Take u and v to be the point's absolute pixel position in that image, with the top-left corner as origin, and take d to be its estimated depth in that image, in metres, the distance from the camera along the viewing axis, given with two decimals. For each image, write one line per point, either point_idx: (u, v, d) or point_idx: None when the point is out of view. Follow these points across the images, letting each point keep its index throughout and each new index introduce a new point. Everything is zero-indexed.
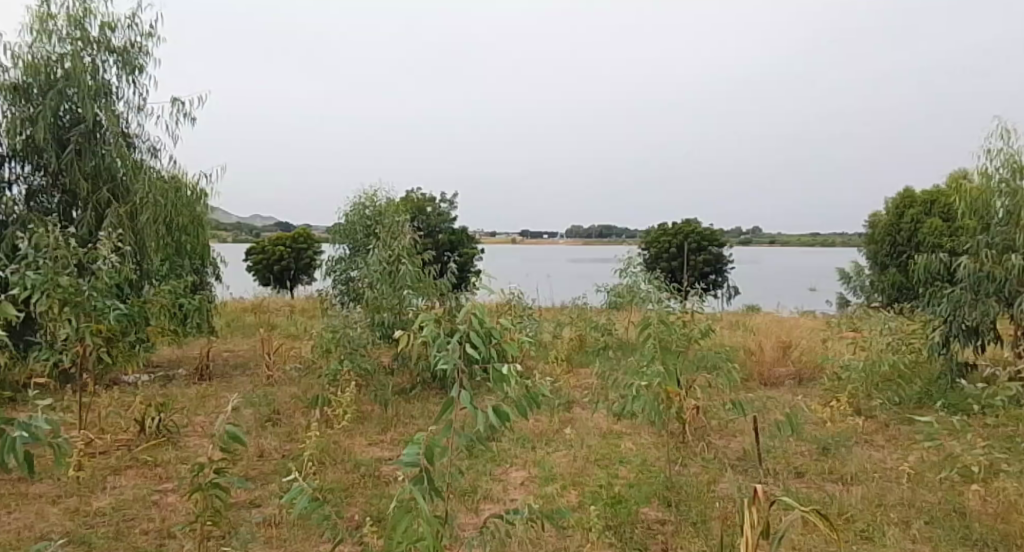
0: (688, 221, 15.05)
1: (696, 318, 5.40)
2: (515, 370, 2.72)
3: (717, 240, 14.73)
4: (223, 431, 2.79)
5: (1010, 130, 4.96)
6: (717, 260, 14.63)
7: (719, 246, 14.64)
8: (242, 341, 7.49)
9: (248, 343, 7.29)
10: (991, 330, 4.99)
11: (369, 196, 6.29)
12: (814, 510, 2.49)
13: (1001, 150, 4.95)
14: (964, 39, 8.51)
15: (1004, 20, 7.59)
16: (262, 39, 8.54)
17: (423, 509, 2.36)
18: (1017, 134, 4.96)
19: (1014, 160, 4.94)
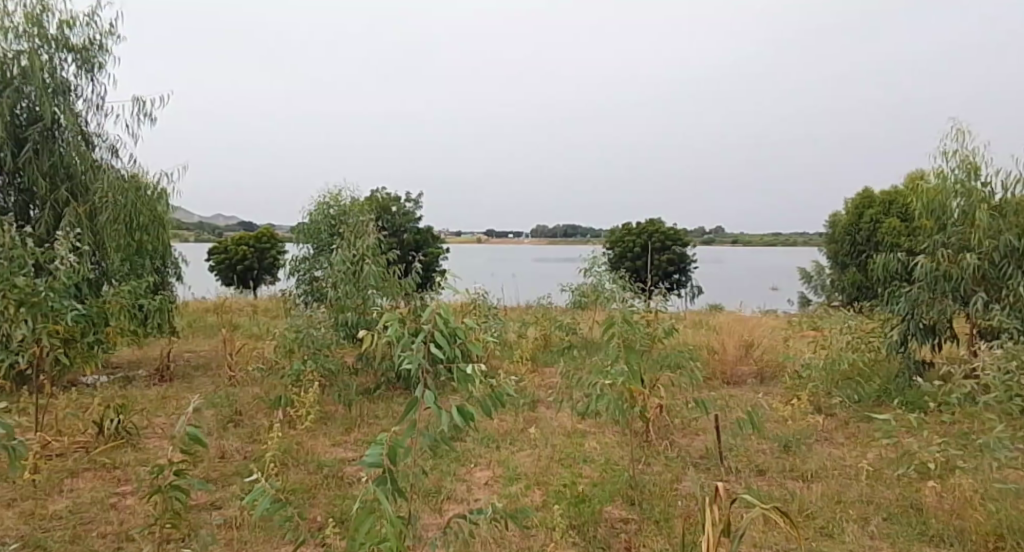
0: (651, 221, 15.13)
1: (660, 317, 5.48)
2: (480, 371, 2.84)
3: (682, 240, 14.90)
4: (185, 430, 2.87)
5: (965, 132, 5.08)
6: (681, 260, 14.75)
7: (683, 246, 14.79)
8: (204, 341, 7.44)
9: (210, 343, 7.26)
10: (948, 328, 5.16)
11: (334, 195, 6.25)
12: (776, 509, 2.61)
13: (957, 151, 5.05)
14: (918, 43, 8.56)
15: (964, 21, 7.70)
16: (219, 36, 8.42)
17: (386, 511, 2.50)
18: (972, 135, 5.06)
19: (969, 161, 5.05)
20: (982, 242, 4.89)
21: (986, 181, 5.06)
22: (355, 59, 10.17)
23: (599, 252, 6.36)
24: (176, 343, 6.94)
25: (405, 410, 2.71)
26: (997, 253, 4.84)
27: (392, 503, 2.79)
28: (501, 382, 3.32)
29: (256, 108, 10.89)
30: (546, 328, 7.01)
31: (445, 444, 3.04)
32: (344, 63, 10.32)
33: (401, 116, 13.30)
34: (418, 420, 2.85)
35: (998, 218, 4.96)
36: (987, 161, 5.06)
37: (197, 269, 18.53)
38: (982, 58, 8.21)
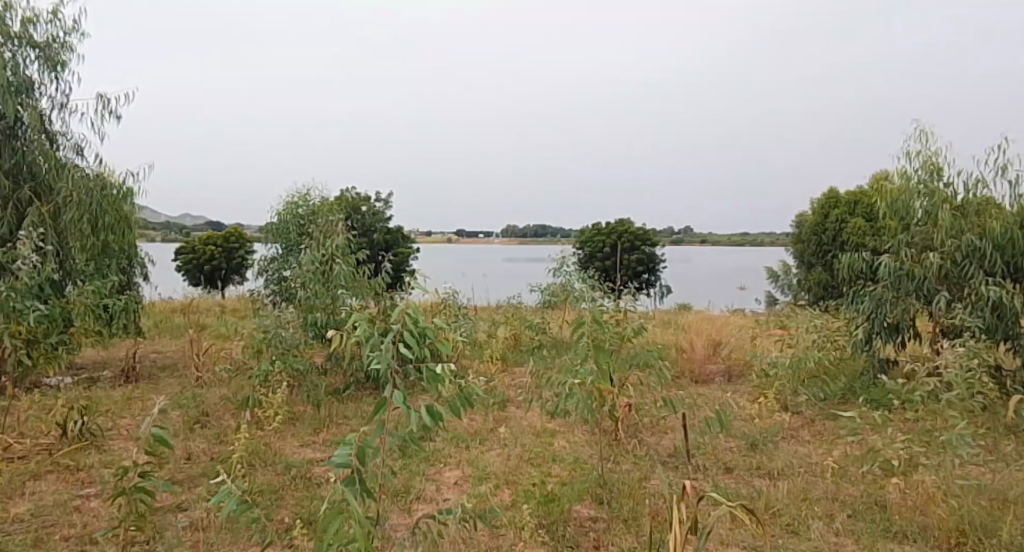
0: (620, 221, 15.27)
1: (630, 317, 5.61)
2: (448, 370, 2.80)
3: (650, 240, 15.04)
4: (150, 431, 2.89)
5: (927, 133, 5.21)
6: (649, 260, 14.94)
7: (651, 246, 14.95)
8: (170, 342, 7.41)
9: (177, 344, 7.23)
10: (911, 326, 5.28)
11: (302, 195, 6.22)
12: (740, 506, 2.71)
13: (920, 152, 5.18)
14: (884, 47, 8.69)
15: (929, 22, 7.84)
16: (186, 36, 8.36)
17: (355, 510, 2.49)
18: (934, 136, 5.20)
19: (931, 162, 5.19)
20: (944, 242, 5.01)
21: (948, 182, 5.20)
22: (321, 59, 10.18)
23: (568, 251, 6.39)
24: (142, 344, 6.90)
25: (374, 409, 2.70)
26: (958, 252, 4.96)
27: (361, 503, 2.78)
28: (469, 383, 3.29)
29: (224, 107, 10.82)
30: (516, 328, 7.05)
31: (416, 443, 3.02)
32: (316, 63, 10.30)
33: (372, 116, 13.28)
34: (386, 420, 2.81)
35: (959, 218, 5.06)
36: (948, 162, 5.20)
37: (166, 270, 18.33)
38: (951, 59, 8.34)
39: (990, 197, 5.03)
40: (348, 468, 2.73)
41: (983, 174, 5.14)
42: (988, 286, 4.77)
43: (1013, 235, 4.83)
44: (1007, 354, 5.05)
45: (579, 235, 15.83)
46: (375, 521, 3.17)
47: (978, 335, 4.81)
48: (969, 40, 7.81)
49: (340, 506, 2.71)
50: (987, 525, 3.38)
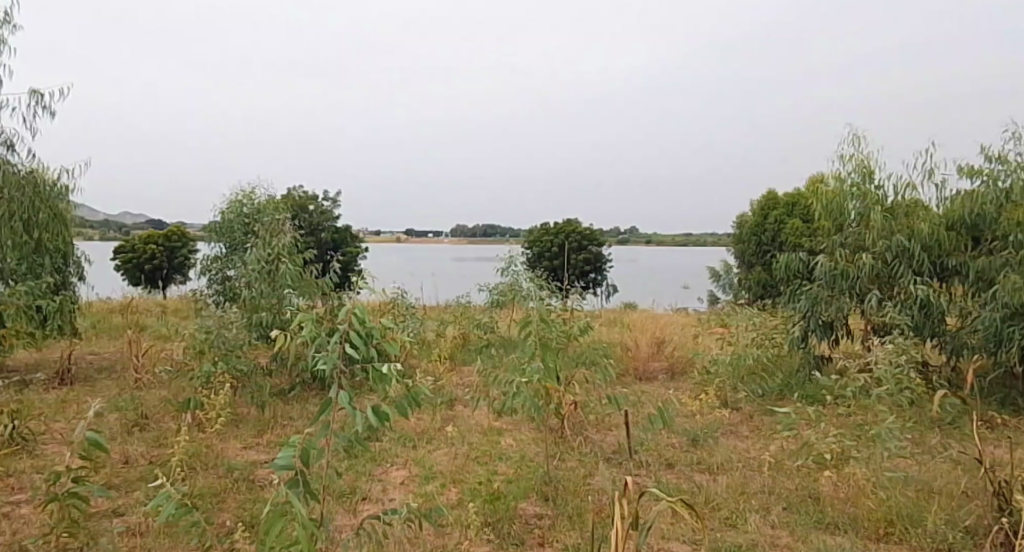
0: (568, 221, 15.44)
1: (575, 315, 5.91)
2: (395, 369, 2.70)
3: (598, 239, 15.30)
4: (83, 437, 2.69)
5: (860, 137, 5.46)
6: (596, 260, 15.21)
7: (599, 245, 15.24)
8: (107, 343, 7.27)
9: (114, 345, 7.10)
10: (844, 324, 5.53)
11: (247, 193, 6.13)
12: (683, 500, 2.46)
13: (853, 155, 5.45)
14: (821, 50, 9.15)
15: (861, 29, 8.30)
16: (141, 31, 8.27)
17: (298, 511, 2.41)
18: (866, 141, 5.47)
19: (863, 165, 5.46)
20: (875, 243, 5.25)
21: (879, 184, 5.48)
22: (281, 59, 10.37)
23: (516, 251, 6.45)
24: (77, 345, 6.76)
25: (319, 411, 2.56)
26: (889, 252, 5.21)
27: (304, 505, 2.70)
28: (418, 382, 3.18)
29: (172, 102, 10.65)
30: (464, 327, 7.28)
31: (362, 444, 2.93)
32: (275, 60, 10.37)
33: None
34: (331, 420, 2.70)
35: (890, 219, 5.32)
36: (879, 165, 5.46)
37: (102, 270, 17.70)
38: (890, 62, 8.77)
39: (918, 199, 5.31)
40: (290, 470, 2.62)
41: (911, 178, 5.44)
42: (916, 285, 5.04)
43: (940, 236, 5.11)
44: (933, 351, 5.34)
45: (528, 234, 15.90)
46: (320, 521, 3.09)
47: (907, 332, 5.06)
48: (901, 43, 8.29)
49: (284, 509, 2.63)
50: (913, 515, 3.41)
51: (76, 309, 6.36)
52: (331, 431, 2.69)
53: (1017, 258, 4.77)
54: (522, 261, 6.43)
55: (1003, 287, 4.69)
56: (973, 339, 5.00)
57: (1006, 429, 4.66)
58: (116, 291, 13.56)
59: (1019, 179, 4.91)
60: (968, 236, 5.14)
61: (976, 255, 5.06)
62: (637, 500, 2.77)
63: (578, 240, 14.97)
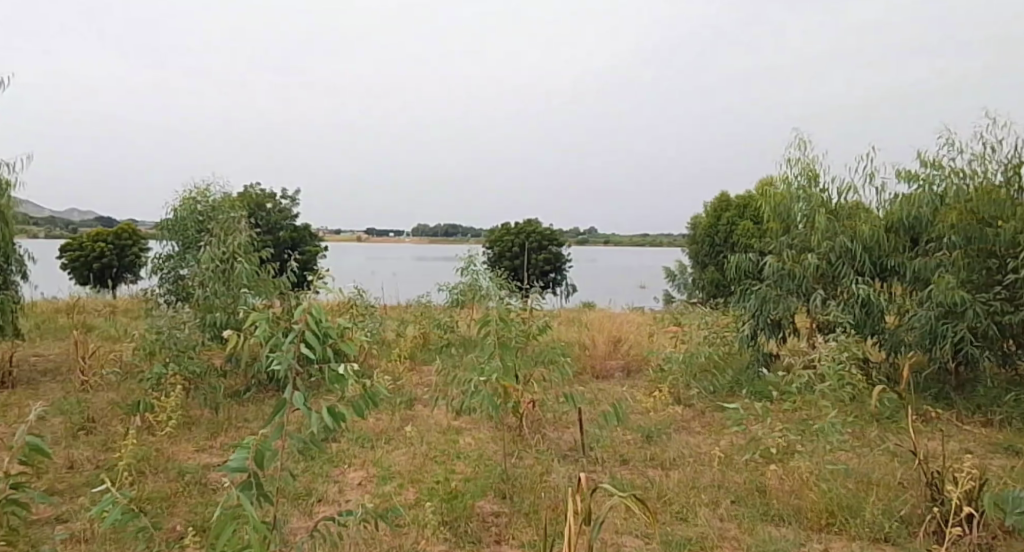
0: (527, 221, 15.50)
1: (534, 315, 6.02)
2: (352, 369, 2.67)
3: (557, 240, 15.48)
4: (23, 442, 2.58)
5: (806, 142, 5.67)
6: (555, 260, 15.38)
7: (558, 246, 15.40)
8: (52, 344, 7.04)
9: (60, 346, 6.89)
10: (790, 322, 5.75)
11: (201, 190, 6.01)
12: (633, 495, 2.47)
13: (799, 159, 5.66)
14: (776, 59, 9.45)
15: (811, 37, 8.62)
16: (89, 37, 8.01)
17: (250, 514, 2.35)
18: (812, 145, 5.68)
19: (809, 168, 5.68)
20: (820, 244, 5.48)
21: (824, 187, 5.69)
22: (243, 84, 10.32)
23: (476, 251, 6.49)
24: (21, 347, 6.53)
25: (273, 411, 2.51)
26: (833, 253, 5.43)
27: (259, 508, 2.67)
28: (376, 383, 3.14)
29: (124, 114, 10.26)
30: (424, 326, 7.32)
31: (318, 445, 2.90)
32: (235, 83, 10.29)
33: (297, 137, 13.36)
34: (285, 422, 2.65)
35: (834, 221, 5.55)
36: (824, 170, 5.69)
37: (45, 268, 17.08)
38: (840, 69, 9.05)
39: (860, 202, 5.53)
40: (244, 472, 2.58)
41: (854, 181, 5.63)
42: (858, 285, 5.28)
43: (879, 238, 5.34)
44: (873, 347, 5.57)
45: (488, 234, 15.94)
46: (275, 526, 3.03)
47: (849, 330, 5.29)
48: (850, 55, 8.64)
49: (236, 513, 2.57)
50: (852, 506, 3.51)
51: (17, 310, 6.14)
52: (286, 432, 2.61)
53: (950, 258, 5.00)
54: (481, 261, 6.47)
55: (938, 286, 4.94)
56: (910, 337, 5.23)
57: (938, 422, 4.90)
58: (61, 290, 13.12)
59: (952, 184, 5.15)
60: (907, 237, 5.35)
61: (913, 256, 5.28)
62: (590, 496, 2.77)
63: (538, 241, 15.08)
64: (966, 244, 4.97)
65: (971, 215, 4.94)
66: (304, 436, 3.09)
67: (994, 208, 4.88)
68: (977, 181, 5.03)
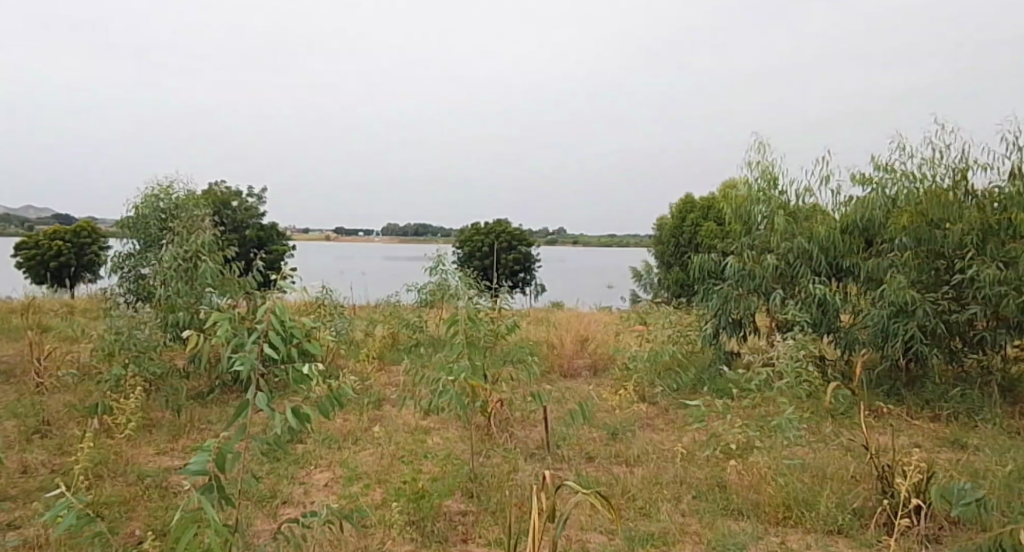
0: (497, 221, 15.54)
1: (502, 315, 6.08)
2: (316, 369, 2.65)
3: (527, 240, 15.56)
4: None
5: (765, 144, 5.81)
6: (525, 260, 15.48)
7: (528, 246, 15.48)
8: (6, 345, 6.84)
9: (14, 347, 6.70)
10: (751, 322, 5.91)
11: (163, 187, 5.89)
12: (596, 491, 2.52)
13: (759, 162, 5.81)
14: (746, 62, 9.67)
15: (778, 40, 8.85)
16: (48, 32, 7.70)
17: (210, 517, 2.32)
18: (772, 147, 5.82)
19: (768, 172, 5.84)
20: (778, 245, 5.64)
21: (783, 190, 5.85)
22: (223, 81, 10.22)
23: (445, 250, 6.49)
24: None
25: (236, 411, 2.47)
26: (790, 254, 5.59)
27: (220, 510, 2.63)
28: (341, 383, 3.11)
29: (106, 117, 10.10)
30: (393, 325, 7.32)
31: (281, 446, 2.87)
32: (211, 80, 10.05)
33: (273, 139, 13.22)
34: (246, 424, 2.61)
35: (792, 222, 5.69)
36: (783, 173, 5.85)
37: None
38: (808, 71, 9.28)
39: (817, 205, 5.67)
40: (205, 474, 2.55)
41: (810, 184, 5.78)
42: (814, 285, 5.44)
43: (834, 238, 5.48)
44: (830, 346, 5.74)
45: (459, 234, 15.95)
46: (239, 530, 2.99)
47: (806, 329, 5.45)
48: (818, 56, 8.85)
49: (197, 516, 2.53)
50: (808, 499, 3.59)
51: None
52: (247, 433, 2.56)
53: (902, 259, 5.17)
54: (450, 260, 6.47)
55: (889, 286, 5.10)
56: (863, 335, 5.40)
57: (890, 417, 5.07)
58: (17, 290, 12.76)
59: (903, 187, 5.31)
60: (862, 238, 5.49)
61: (868, 256, 5.43)
62: (554, 493, 2.79)
63: (507, 241, 15.14)
64: (916, 246, 5.14)
65: (921, 218, 5.11)
66: (266, 438, 3.07)
67: (941, 211, 5.05)
68: (926, 185, 5.19)
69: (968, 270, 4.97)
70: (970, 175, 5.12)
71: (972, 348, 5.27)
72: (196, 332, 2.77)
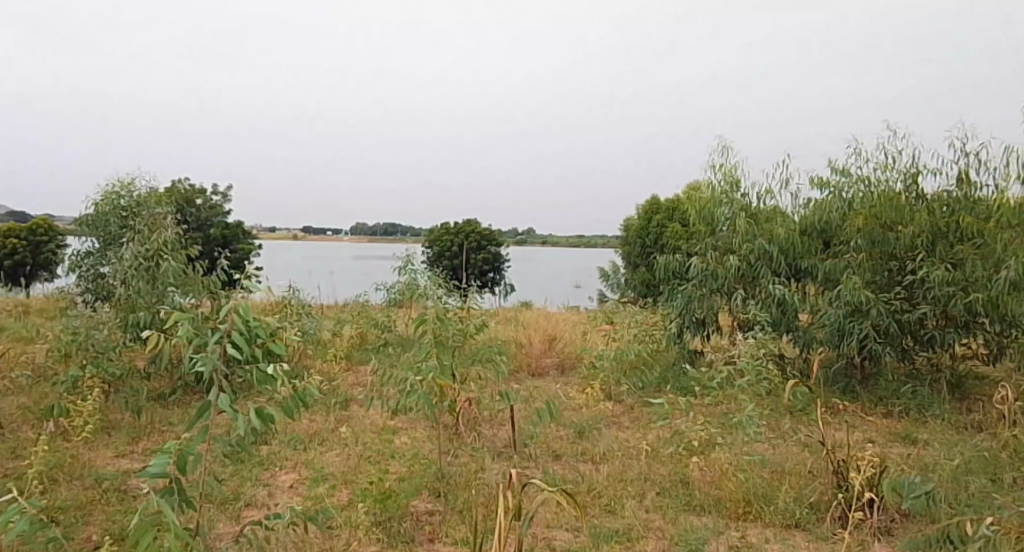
0: (466, 221, 15.56)
1: (470, 315, 6.11)
2: (280, 369, 2.61)
3: (496, 240, 15.59)
4: None
5: (728, 148, 5.95)
6: (494, 260, 15.50)
7: (497, 246, 15.51)
8: None
9: None
10: (714, 321, 6.04)
11: (125, 183, 5.79)
12: (563, 490, 2.52)
13: (721, 164, 5.95)
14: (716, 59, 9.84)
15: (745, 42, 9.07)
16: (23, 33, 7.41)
17: (171, 521, 2.27)
18: (734, 151, 5.96)
19: (731, 174, 5.98)
20: (741, 245, 5.77)
21: (744, 193, 6.00)
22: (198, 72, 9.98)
23: (414, 250, 6.47)
24: None
25: (196, 413, 2.41)
26: (751, 255, 5.71)
27: (181, 514, 2.59)
28: (306, 384, 3.07)
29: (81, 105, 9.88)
30: (361, 325, 7.28)
31: (244, 447, 2.83)
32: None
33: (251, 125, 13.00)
34: (207, 425, 2.56)
35: (754, 224, 5.83)
36: (744, 176, 6.00)
37: None
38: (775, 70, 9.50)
39: (777, 207, 5.82)
40: (166, 477, 2.50)
41: (771, 186, 5.94)
42: (774, 285, 5.57)
43: (793, 240, 5.61)
44: (789, 344, 5.89)
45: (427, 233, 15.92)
46: (199, 534, 2.92)
47: (766, 328, 5.60)
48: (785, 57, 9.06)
49: (155, 520, 2.47)
50: (767, 494, 3.68)
51: None
52: (210, 435, 2.51)
53: (857, 260, 5.32)
54: (419, 260, 6.46)
55: (846, 286, 5.24)
56: (820, 333, 5.54)
57: (845, 414, 5.21)
58: None
59: (858, 190, 5.48)
60: (820, 240, 5.63)
61: (825, 257, 5.57)
62: (519, 492, 2.78)
63: (477, 241, 15.15)
64: (871, 247, 5.29)
65: (876, 219, 5.26)
66: (228, 440, 3.02)
67: (895, 214, 5.21)
68: (880, 188, 5.37)
69: (919, 270, 5.15)
70: (921, 179, 5.31)
71: (923, 347, 5.44)
72: (157, 335, 2.66)
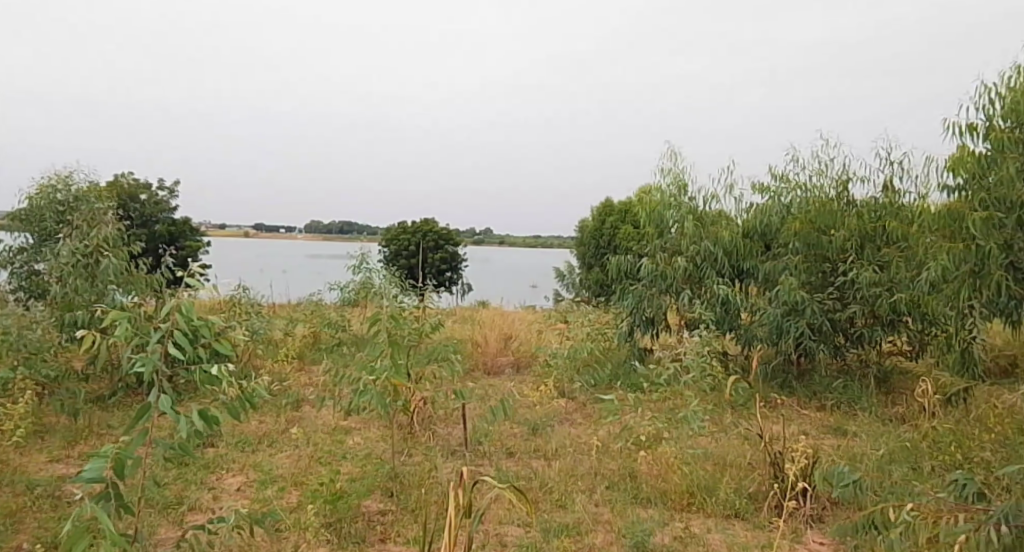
0: (424, 220, 15.54)
1: (425, 314, 6.14)
2: (225, 370, 2.58)
3: (453, 239, 15.61)
4: None
5: (676, 153, 6.13)
6: (450, 259, 15.52)
7: (454, 245, 15.54)
8: None
9: None
10: (662, 319, 6.23)
11: (62, 178, 5.65)
12: (513, 486, 2.56)
13: (670, 169, 6.13)
14: None
15: None
16: None
17: (106, 525, 2.23)
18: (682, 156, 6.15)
19: (678, 178, 6.17)
20: (687, 247, 5.98)
21: (691, 197, 6.18)
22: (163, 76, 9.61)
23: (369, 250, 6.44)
24: None
25: (135, 415, 2.38)
26: (698, 256, 5.94)
27: (117, 518, 2.54)
28: (255, 383, 3.06)
29: None
30: (315, 324, 7.24)
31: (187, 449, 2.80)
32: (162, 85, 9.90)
33: None
34: (147, 426, 2.53)
35: (700, 227, 6.03)
36: (691, 180, 6.19)
37: None
38: None
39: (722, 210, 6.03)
40: (103, 480, 2.46)
41: (716, 191, 6.15)
42: (718, 286, 5.80)
43: (736, 243, 5.83)
44: (732, 342, 6.12)
45: (384, 232, 15.83)
46: (139, 538, 2.87)
47: (710, 326, 5.81)
48: None
49: (89, 525, 2.43)
50: (708, 486, 3.83)
51: None
52: (149, 437, 2.47)
53: (794, 262, 5.54)
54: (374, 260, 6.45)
55: (783, 286, 5.48)
56: (760, 331, 5.78)
57: (782, 408, 5.45)
58: None
59: (796, 196, 5.72)
60: (760, 243, 5.85)
61: (766, 259, 5.79)
62: (470, 489, 2.81)
63: (434, 240, 15.16)
64: (807, 250, 5.52)
65: (812, 223, 5.50)
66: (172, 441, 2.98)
67: (828, 218, 5.45)
68: (815, 194, 5.63)
69: (850, 272, 5.43)
70: (851, 186, 5.58)
71: (854, 344, 5.73)
72: (95, 335, 2.60)
